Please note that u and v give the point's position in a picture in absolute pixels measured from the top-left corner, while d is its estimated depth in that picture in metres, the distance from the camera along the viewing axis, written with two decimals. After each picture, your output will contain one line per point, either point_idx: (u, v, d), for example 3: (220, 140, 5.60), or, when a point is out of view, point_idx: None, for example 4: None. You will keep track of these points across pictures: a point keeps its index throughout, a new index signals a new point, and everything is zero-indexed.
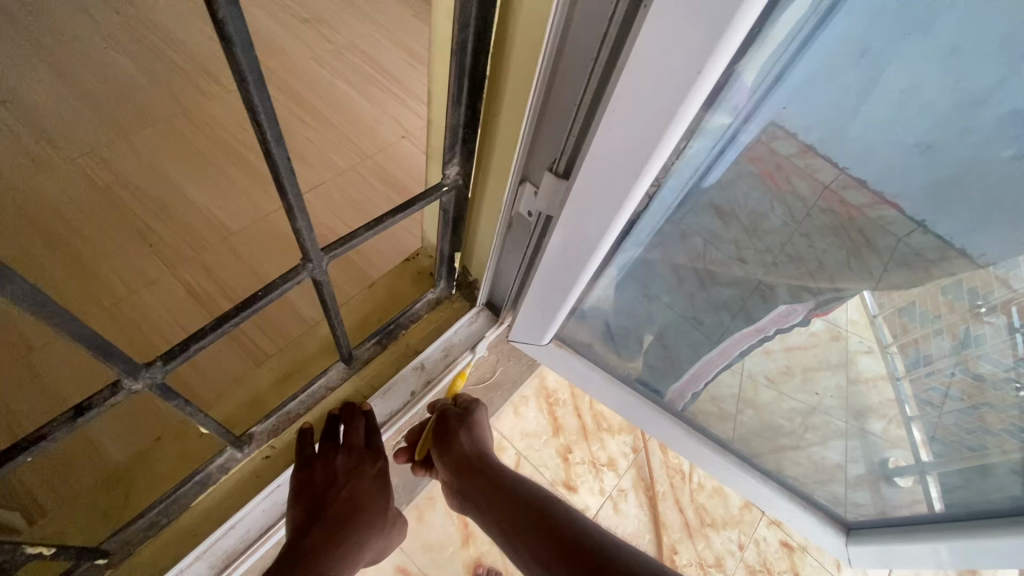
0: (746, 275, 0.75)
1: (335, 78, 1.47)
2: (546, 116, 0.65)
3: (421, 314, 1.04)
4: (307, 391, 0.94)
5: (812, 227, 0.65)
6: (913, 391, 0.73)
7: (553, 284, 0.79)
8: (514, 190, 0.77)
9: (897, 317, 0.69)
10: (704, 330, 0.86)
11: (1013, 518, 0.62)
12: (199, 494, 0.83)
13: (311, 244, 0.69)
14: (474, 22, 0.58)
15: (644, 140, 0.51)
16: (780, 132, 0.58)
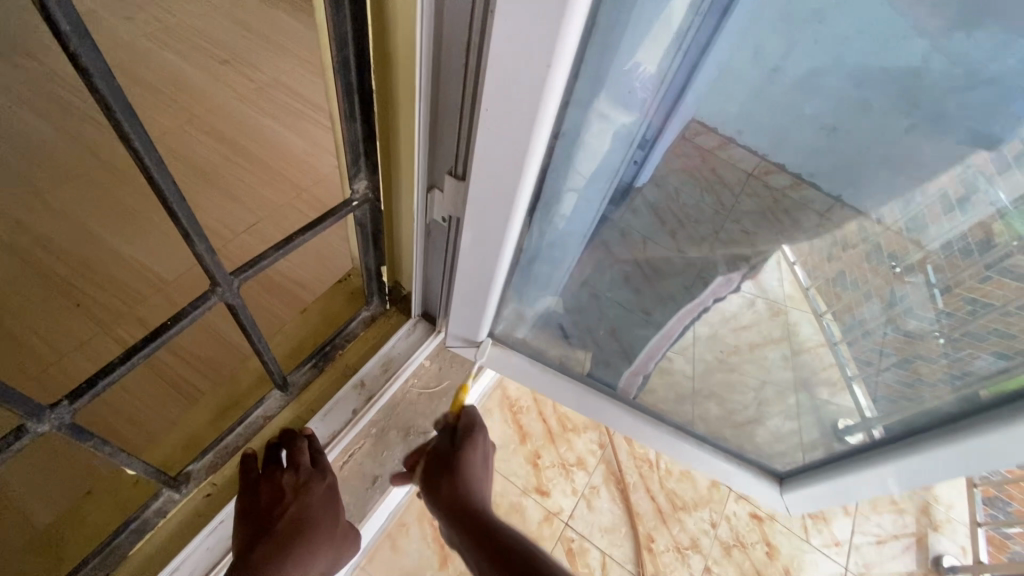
0: (686, 265, 0.78)
1: (260, 113, 1.43)
2: (439, 125, 0.69)
3: (357, 332, 1.04)
4: (246, 422, 0.91)
5: (742, 213, 0.68)
6: (851, 353, 0.76)
7: (475, 281, 0.82)
8: (423, 201, 0.79)
9: (829, 286, 0.71)
10: (654, 323, 0.89)
11: (950, 426, 0.63)
12: (138, 542, 0.79)
13: (217, 267, 0.67)
14: (352, 41, 0.60)
15: (521, 128, 0.55)
16: (701, 128, 0.61)
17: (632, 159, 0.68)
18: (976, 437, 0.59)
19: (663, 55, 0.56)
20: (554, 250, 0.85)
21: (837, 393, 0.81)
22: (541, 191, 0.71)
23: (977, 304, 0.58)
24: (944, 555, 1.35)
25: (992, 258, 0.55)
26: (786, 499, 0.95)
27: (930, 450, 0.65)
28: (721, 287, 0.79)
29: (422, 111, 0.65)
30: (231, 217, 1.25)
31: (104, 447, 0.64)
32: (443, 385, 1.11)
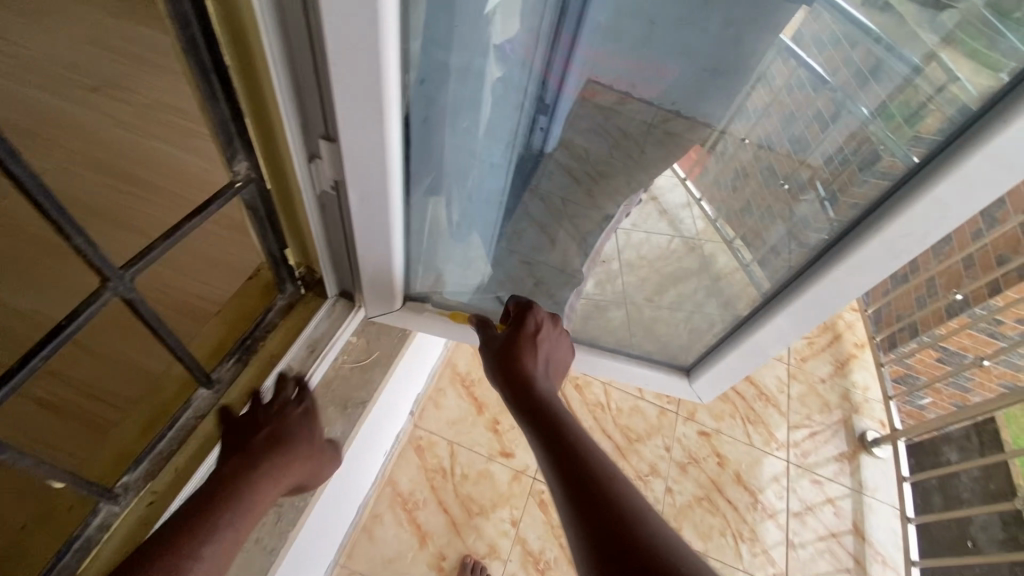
0: (605, 218, 0.82)
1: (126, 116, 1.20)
2: (299, 86, 0.62)
3: (275, 322, 0.92)
4: (177, 426, 0.78)
5: (647, 161, 0.72)
6: (761, 273, 0.79)
7: (372, 246, 0.78)
8: (303, 170, 0.73)
9: (739, 216, 0.78)
10: (581, 276, 0.93)
11: (825, 257, 0.66)
12: (84, 562, 0.67)
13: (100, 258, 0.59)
14: (194, 20, 0.56)
15: (367, 61, 0.51)
16: (597, 87, 0.63)
17: (540, 125, 0.69)
18: (855, 250, 0.62)
19: (524, 11, 0.57)
20: (462, 206, 0.82)
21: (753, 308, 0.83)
22: (415, 143, 0.67)
23: (857, 207, 0.62)
24: (867, 431, 1.53)
25: (866, 164, 0.60)
26: (696, 388, 0.98)
27: (809, 287, 0.69)
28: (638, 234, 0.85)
29: (274, 69, 0.59)
30: None
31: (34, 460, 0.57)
32: (372, 356, 1.03)
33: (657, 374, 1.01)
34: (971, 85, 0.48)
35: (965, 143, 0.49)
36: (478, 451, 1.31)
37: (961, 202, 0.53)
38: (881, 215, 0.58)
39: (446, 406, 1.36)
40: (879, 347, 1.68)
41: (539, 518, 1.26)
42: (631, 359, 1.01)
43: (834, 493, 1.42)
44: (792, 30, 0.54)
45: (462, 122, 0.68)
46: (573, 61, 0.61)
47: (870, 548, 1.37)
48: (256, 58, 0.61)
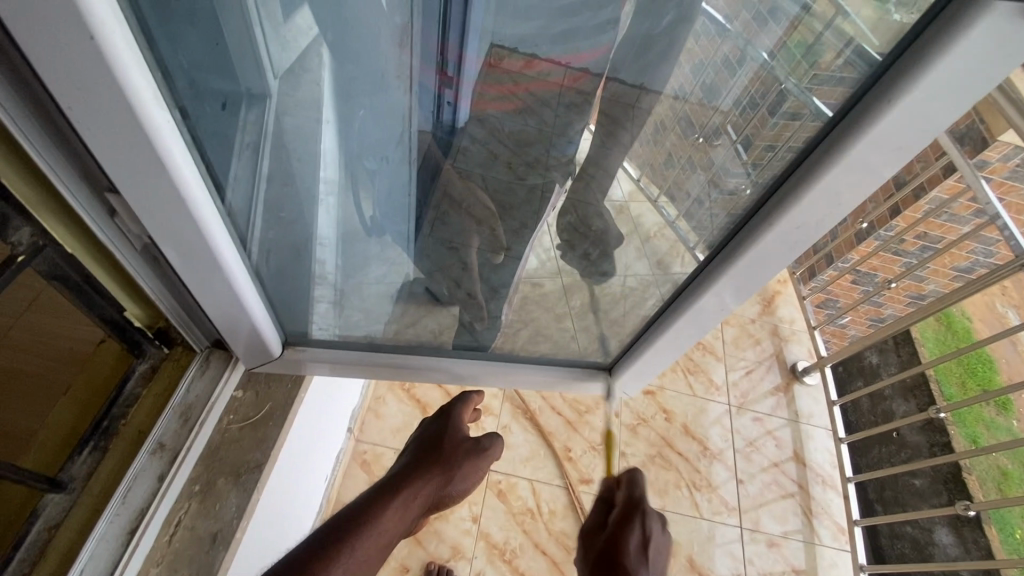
0: (528, 187, 0.82)
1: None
2: (57, 130, 0.50)
3: (137, 392, 0.79)
4: (25, 542, 0.65)
5: (561, 124, 0.75)
6: (687, 227, 0.78)
7: (220, 298, 0.69)
8: (100, 226, 0.60)
9: (656, 170, 0.77)
10: (513, 254, 0.92)
11: (757, 220, 0.66)
12: None
13: None
14: None
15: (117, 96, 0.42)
16: (503, 51, 0.68)
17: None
18: (777, 223, 0.63)
19: None
20: (316, 209, 0.76)
21: (686, 265, 0.81)
22: (225, 153, 0.58)
23: (772, 147, 0.62)
24: (798, 361, 1.64)
25: (773, 105, 0.60)
26: (621, 386, 1.04)
27: (753, 247, 0.67)
28: (559, 201, 0.85)
29: (11, 124, 0.47)
30: None
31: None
32: (264, 411, 0.89)
33: (583, 376, 1.06)
34: (873, 35, 0.48)
35: (875, 99, 0.49)
36: None
37: (874, 164, 0.54)
38: (821, 158, 0.56)
39: (387, 414, 1.30)
40: (801, 280, 1.83)
41: (500, 508, 1.24)
42: (556, 366, 1.04)
43: (773, 426, 1.51)
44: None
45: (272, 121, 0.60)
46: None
47: (811, 471, 1.48)
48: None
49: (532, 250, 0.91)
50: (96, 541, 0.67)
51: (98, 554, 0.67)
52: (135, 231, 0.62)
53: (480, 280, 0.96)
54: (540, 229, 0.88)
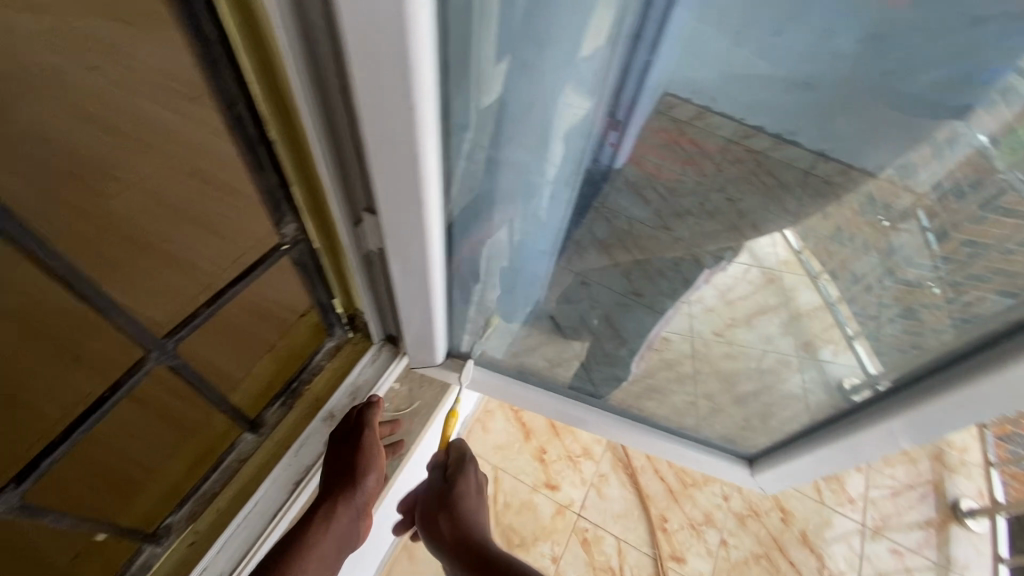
0: (675, 241, 0.75)
1: (145, 78, 1.10)
2: (345, 167, 0.68)
3: (321, 365, 1.02)
4: (219, 469, 0.89)
5: (725, 180, 0.63)
6: (850, 311, 0.72)
7: (416, 296, 0.85)
8: (349, 236, 0.78)
9: (825, 245, 0.67)
10: (645, 302, 0.87)
11: (995, 356, 0.58)
12: (162, 554, 0.81)
13: (139, 337, 0.73)
14: (240, 99, 0.61)
15: (406, 150, 0.56)
16: (675, 100, 0.57)
17: (606, 141, 0.64)
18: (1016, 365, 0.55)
19: (602, 42, 0.53)
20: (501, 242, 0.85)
21: (837, 353, 0.78)
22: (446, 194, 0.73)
23: (976, 244, 0.55)
24: (961, 499, 1.40)
25: (985, 195, 0.52)
26: (759, 480, 1.05)
27: (973, 384, 0.60)
28: (709, 256, 0.75)
29: (320, 151, 0.64)
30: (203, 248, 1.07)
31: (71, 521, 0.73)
32: (413, 406, 1.10)
33: (704, 455, 1.09)
34: None
35: None
36: (523, 480, 1.26)
37: None
38: None
39: (493, 430, 1.32)
40: None
41: (581, 557, 1.19)
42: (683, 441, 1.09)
43: (913, 564, 1.28)
44: (923, 59, 0.44)
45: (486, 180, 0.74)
46: (648, 84, 0.56)
47: None
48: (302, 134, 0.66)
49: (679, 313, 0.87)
50: (271, 482, 0.88)
51: (271, 492, 0.88)
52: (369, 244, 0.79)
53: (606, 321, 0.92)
54: (685, 286, 0.82)
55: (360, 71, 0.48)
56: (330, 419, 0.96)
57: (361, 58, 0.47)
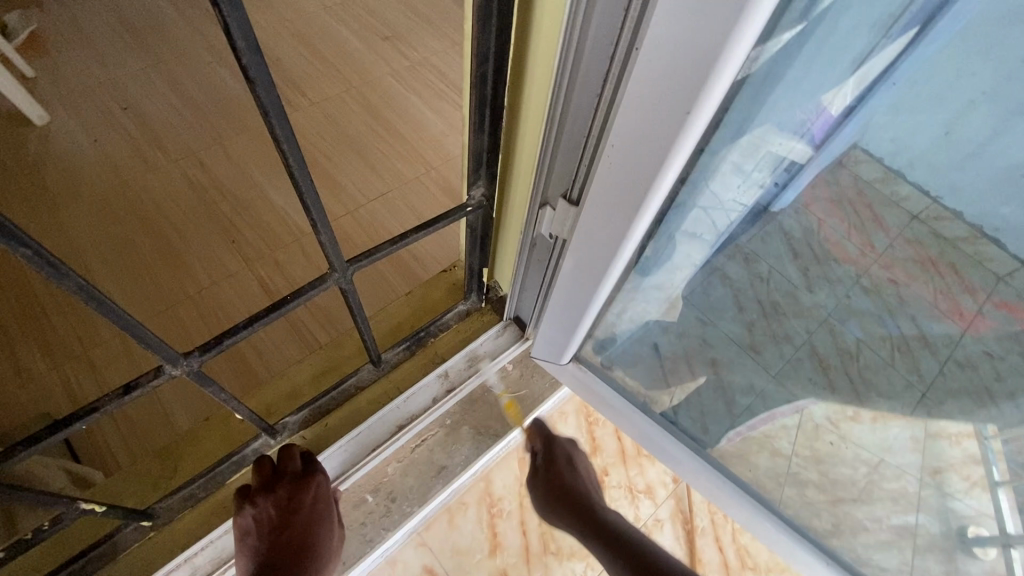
0: (813, 306, 0.59)
1: (398, 66, 1.43)
2: (564, 120, 0.42)
3: (451, 325, 0.77)
4: (339, 388, 0.71)
5: (893, 259, 0.50)
6: (1009, 455, 0.53)
7: (559, 335, 0.65)
8: (530, 214, 0.52)
9: (995, 359, 0.50)
10: (761, 360, 0.68)
11: None
12: (236, 474, 0.66)
13: (328, 239, 0.49)
14: (494, 58, 0.39)
15: (647, 171, 0.37)
16: (863, 155, 0.46)
17: (770, 181, 0.51)
18: None
19: (866, 77, 0.40)
20: (669, 291, 0.69)
21: (971, 495, 0.59)
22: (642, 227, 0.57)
23: None
24: None
25: None
26: None
27: None
28: (850, 339, 0.58)
29: (543, 150, 0.44)
30: (363, 182, 1.26)
31: (230, 397, 0.53)
32: None
33: (822, 567, 0.73)
34: None
35: None
36: None
37: None
38: None
39: None
40: None
41: None
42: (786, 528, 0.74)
43: None
44: None
45: (708, 220, 0.56)
46: (838, 127, 0.45)
47: None
48: (520, 131, 0.47)
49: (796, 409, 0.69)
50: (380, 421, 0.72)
51: (377, 427, 0.72)
52: (545, 232, 0.53)
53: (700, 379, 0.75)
54: (811, 370, 0.64)
55: (639, 79, 0.32)
56: (446, 379, 0.76)
57: (651, 64, 0.31)
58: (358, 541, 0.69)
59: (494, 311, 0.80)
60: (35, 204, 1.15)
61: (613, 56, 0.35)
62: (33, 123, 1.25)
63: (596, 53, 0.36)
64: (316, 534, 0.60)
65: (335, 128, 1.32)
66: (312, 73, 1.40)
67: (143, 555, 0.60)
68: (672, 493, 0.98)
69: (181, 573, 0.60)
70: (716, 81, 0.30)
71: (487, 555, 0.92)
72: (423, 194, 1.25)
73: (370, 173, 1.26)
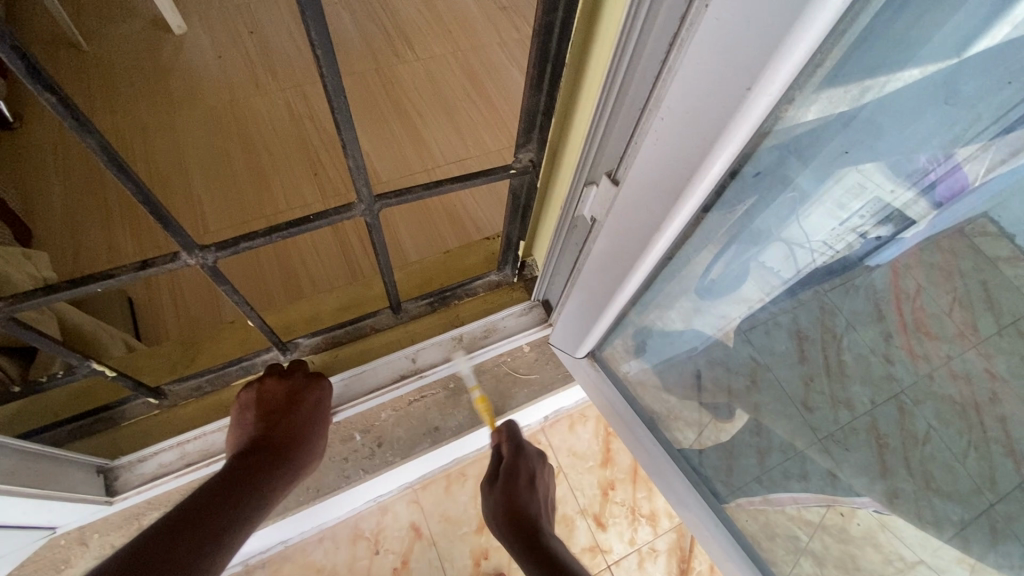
0: (882, 379, 0.49)
1: (509, 38, 1.42)
2: (624, 87, 0.38)
3: (477, 292, 0.77)
4: (355, 324, 0.73)
5: (999, 351, 0.40)
6: None
7: (579, 321, 0.62)
8: (576, 186, 0.49)
9: None
10: (811, 421, 0.57)
11: None
12: (242, 380, 0.68)
13: (357, 169, 0.48)
14: (565, 7, 0.36)
15: (688, 156, 0.34)
16: (991, 229, 0.37)
17: (872, 232, 0.44)
18: None
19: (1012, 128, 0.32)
20: (715, 317, 0.63)
21: None
22: (694, 233, 0.52)
23: None
24: None
25: None
26: None
27: None
28: (919, 424, 0.47)
29: (598, 115, 0.41)
30: (448, 144, 1.27)
31: (241, 300, 0.56)
32: None
33: None
34: None
35: None
36: (572, 501, 0.92)
37: None
38: None
39: None
40: None
41: None
42: None
43: None
44: None
45: (772, 245, 0.51)
46: (967, 189, 0.37)
47: None
48: (585, 93, 0.44)
49: (831, 477, 0.57)
50: (385, 364, 0.72)
51: (380, 370, 0.72)
52: (585, 211, 0.50)
53: (736, 418, 0.67)
54: (862, 442, 0.52)
55: (700, 44, 0.29)
56: (459, 342, 0.74)
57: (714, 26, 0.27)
58: (337, 475, 0.68)
59: (525, 289, 0.79)
60: (155, 102, 1.23)
61: (681, 23, 0.31)
62: (172, 31, 1.33)
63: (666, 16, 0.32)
64: (300, 444, 0.61)
65: (432, 86, 1.34)
66: (424, 30, 1.42)
67: (142, 429, 0.65)
68: (675, 527, 0.93)
69: (171, 454, 0.63)
70: (783, 61, 0.26)
71: (474, 531, 0.91)
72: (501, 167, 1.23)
73: (456, 138, 1.27)
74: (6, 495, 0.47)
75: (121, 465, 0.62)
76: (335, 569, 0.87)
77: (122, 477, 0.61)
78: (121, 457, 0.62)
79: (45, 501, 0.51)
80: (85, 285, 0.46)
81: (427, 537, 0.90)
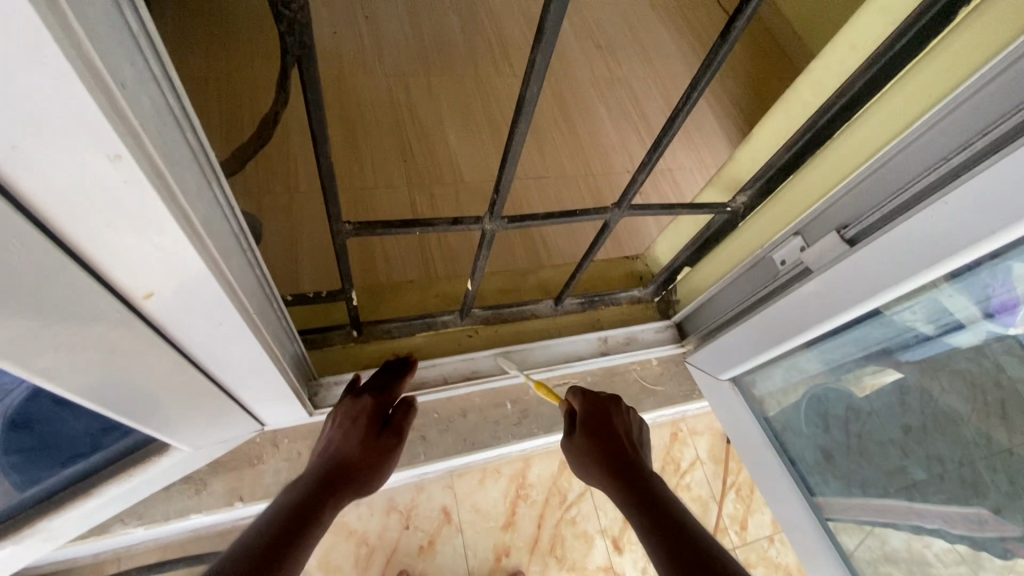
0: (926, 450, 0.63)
1: (598, 76, 1.52)
2: (882, 168, 0.51)
3: (619, 303, 0.84)
4: (518, 307, 0.80)
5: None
6: None
7: (723, 349, 0.74)
8: (781, 236, 0.62)
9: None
10: None
11: None
12: (418, 332, 0.76)
13: (636, 187, 0.59)
14: (847, 96, 0.52)
15: (963, 238, 0.45)
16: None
17: (932, 329, 0.60)
18: None
19: None
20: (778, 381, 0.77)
21: None
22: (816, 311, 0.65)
23: None
24: None
25: None
26: None
27: None
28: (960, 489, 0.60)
29: (846, 185, 0.54)
30: (531, 160, 1.34)
31: (483, 263, 0.65)
32: None
33: None
34: None
35: None
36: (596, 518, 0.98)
37: None
38: None
39: None
40: None
41: None
42: None
43: None
44: None
45: (882, 325, 0.63)
46: (1018, 304, 0.53)
47: None
48: (819, 165, 0.57)
49: (882, 520, 0.70)
50: (539, 348, 0.79)
51: (535, 353, 0.79)
52: (780, 257, 0.63)
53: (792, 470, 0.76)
54: None
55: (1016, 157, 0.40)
56: (604, 344, 0.82)
57: None
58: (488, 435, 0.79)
59: (658, 309, 0.87)
60: (268, 59, 1.26)
61: (974, 135, 0.44)
62: None
63: (951, 125, 0.45)
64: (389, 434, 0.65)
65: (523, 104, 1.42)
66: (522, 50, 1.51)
67: (335, 357, 0.73)
68: None
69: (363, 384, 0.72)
70: None
71: (500, 526, 0.95)
72: (576, 194, 1.31)
73: (539, 156, 1.35)
74: (226, 300, 0.38)
75: (322, 384, 0.71)
76: (366, 534, 0.90)
77: (321, 394, 0.71)
78: (322, 377, 0.72)
79: (296, 395, 0.62)
80: (413, 227, 0.57)
81: (456, 523, 0.94)
